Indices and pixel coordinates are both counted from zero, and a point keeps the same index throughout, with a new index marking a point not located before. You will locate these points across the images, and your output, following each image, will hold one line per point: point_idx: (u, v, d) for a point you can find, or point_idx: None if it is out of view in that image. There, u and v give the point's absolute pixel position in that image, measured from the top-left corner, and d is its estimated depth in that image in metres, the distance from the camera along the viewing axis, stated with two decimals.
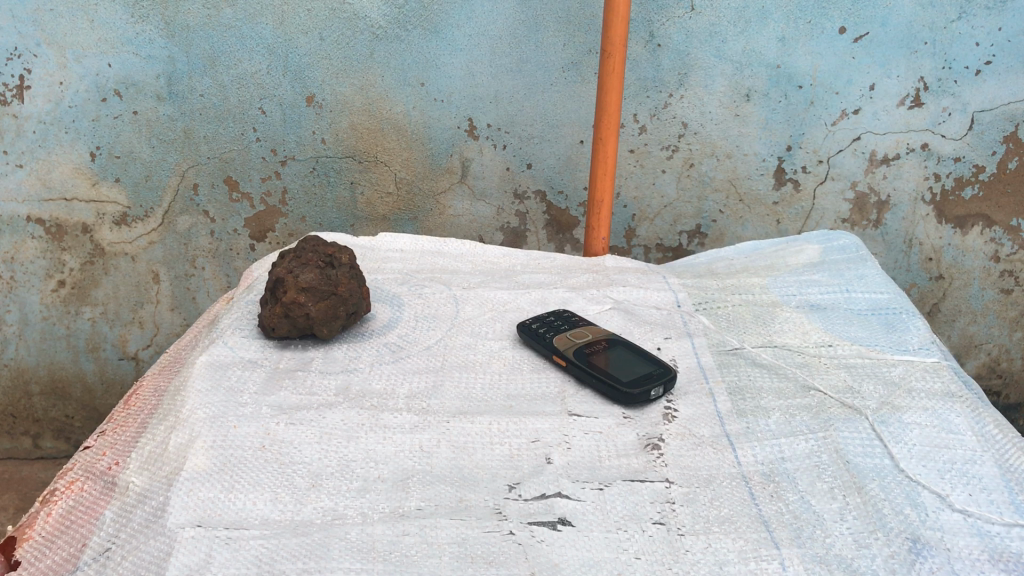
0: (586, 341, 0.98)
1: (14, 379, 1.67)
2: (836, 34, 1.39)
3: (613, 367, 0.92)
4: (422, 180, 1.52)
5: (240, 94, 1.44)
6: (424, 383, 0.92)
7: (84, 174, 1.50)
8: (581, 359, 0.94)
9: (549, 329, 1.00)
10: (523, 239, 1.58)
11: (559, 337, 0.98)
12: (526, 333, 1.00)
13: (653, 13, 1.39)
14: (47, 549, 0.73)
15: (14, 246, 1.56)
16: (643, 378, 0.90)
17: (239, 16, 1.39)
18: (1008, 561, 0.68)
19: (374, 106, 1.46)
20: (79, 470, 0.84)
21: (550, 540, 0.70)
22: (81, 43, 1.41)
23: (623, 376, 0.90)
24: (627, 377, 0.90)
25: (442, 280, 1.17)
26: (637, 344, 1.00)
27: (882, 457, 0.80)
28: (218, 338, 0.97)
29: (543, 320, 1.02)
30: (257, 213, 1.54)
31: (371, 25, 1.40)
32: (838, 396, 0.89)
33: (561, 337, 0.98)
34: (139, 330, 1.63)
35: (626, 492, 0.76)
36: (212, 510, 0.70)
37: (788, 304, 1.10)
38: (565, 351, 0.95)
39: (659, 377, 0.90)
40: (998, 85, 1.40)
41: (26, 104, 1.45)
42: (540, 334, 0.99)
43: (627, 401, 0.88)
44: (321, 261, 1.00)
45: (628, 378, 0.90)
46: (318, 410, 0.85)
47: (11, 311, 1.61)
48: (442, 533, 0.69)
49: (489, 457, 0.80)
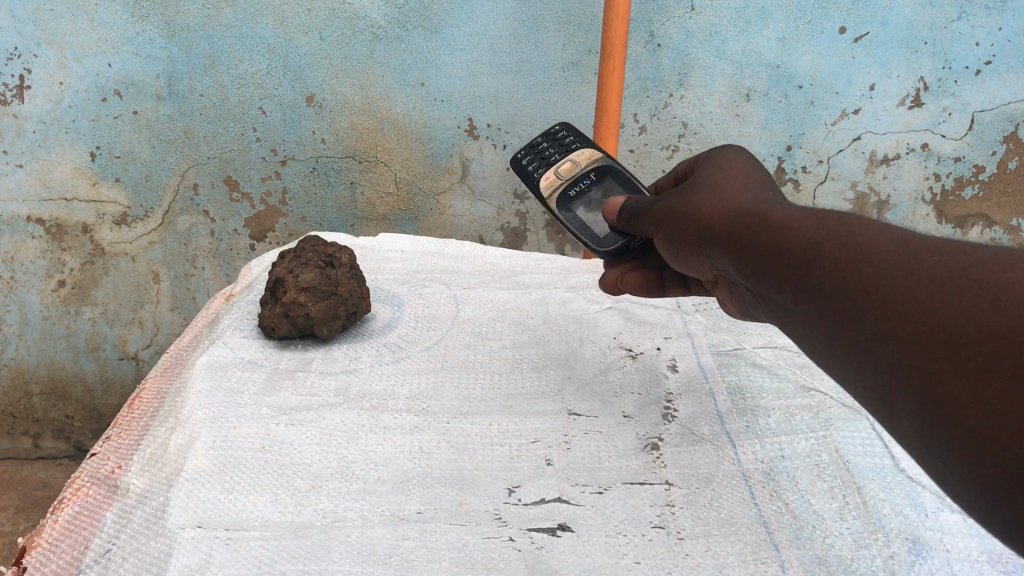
0: (573, 176, 0.96)
1: (14, 379, 1.67)
2: (836, 34, 1.38)
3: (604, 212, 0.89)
4: (422, 180, 1.53)
5: (240, 94, 1.44)
6: (424, 383, 0.92)
7: (84, 174, 1.49)
8: (565, 209, 0.94)
9: (537, 163, 0.99)
10: (523, 238, 1.61)
11: (546, 175, 0.96)
12: (520, 163, 0.99)
13: (653, 12, 1.38)
14: (53, 552, 0.72)
15: (14, 246, 1.55)
16: (622, 243, 0.89)
17: (239, 16, 1.38)
18: (1007, 561, 0.68)
19: (374, 106, 1.46)
20: (85, 476, 0.83)
21: (550, 547, 0.69)
22: (81, 43, 1.39)
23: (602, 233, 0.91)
24: (605, 243, 0.90)
25: (442, 280, 1.17)
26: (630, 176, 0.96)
27: (883, 457, 0.80)
28: (219, 339, 0.97)
29: (533, 151, 1.00)
30: (257, 213, 1.55)
31: (371, 25, 1.39)
32: (838, 395, 0.89)
33: (548, 175, 0.96)
34: (139, 330, 1.64)
35: (625, 495, 0.76)
36: (212, 511, 0.70)
37: None
38: (549, 201, 0.95)
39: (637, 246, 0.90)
40: (998, 85, 1.40)
41: (26, 105, 1.44)
42: (528, 172, 0.98)
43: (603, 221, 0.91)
44: (321, 261, 1.00)
45: (606, 245, 0.90)
46: (318, 410, 0.85)
47: (11, 311, 1.60)
48: (442, 537, 0.69)
49: (489, 458, 0.80)
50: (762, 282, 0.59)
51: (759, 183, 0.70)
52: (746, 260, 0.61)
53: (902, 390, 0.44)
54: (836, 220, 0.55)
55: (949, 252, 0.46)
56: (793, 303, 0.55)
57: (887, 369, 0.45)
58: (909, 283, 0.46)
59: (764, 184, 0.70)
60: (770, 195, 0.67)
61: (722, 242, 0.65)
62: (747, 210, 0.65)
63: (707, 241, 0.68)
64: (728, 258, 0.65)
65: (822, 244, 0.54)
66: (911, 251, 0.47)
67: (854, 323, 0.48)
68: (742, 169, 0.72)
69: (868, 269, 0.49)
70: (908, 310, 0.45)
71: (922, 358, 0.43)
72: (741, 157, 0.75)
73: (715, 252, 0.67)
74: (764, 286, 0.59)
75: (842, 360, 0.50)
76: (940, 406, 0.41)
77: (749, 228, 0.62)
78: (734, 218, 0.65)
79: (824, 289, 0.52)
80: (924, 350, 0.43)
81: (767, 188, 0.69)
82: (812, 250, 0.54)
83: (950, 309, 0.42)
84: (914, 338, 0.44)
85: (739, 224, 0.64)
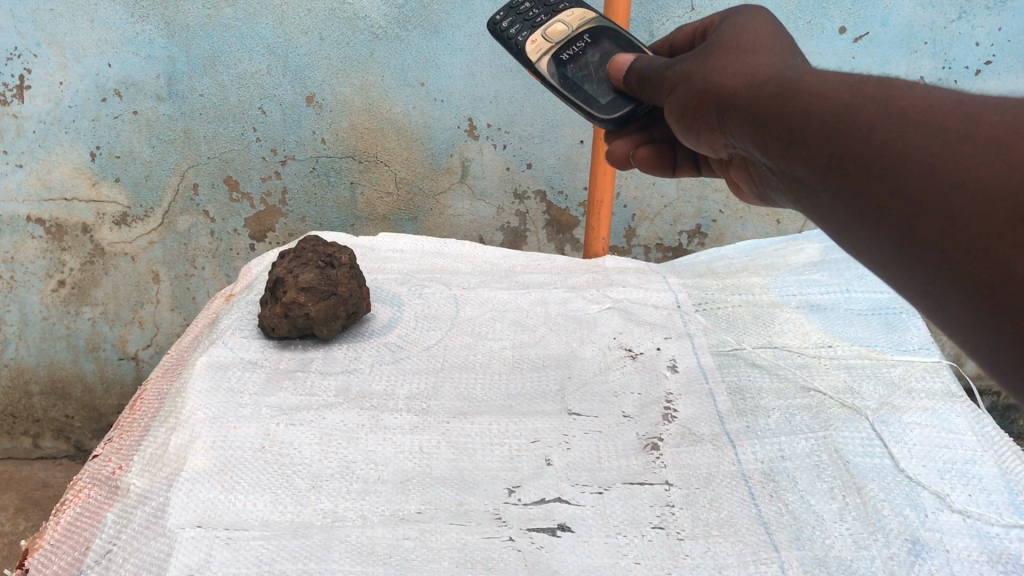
0: (561, 41, 0.91)
1: (14, 379, 1.67)
2: (836, 33, 1.38)
3: (611, 73, 0.86)
4: (422, 180, 1.54)
5: (240, 94, 1.44)
6: (425, 384, 0.92)
7: (84, 174, 1.49)
8: (557, 73, 0.89)
9: (520, 27, 0.93)
10: (523, 238, 1.61)
11: (532, 38, 0.91)
12: (499, 24, 0.94)
13: (653, 12, 1.38)
14: (54, 554, 0.72)
15: (14, 246, 1.55)
16: (629, 109, 0.85)
17: (239, 16, 1.38)
18: (1006, 562, 0.68)
19: (374, 106, 1.46)
20: (87, 478, 0.83)
21: (550, 547, 0.69)
22: (81, 43, 1.39)
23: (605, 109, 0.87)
24: (608, 111, 0.86)
25: (442, 280, 1.17)
26: (622, 30, 0.92)
27: (883, 457, 0.80)
28: (218, 338, 0.97)
29: (512, 12, 0.95)
30: (257, 213, 1.55)
31: (371, 25, 1.39)
32: (838, 396, 0.89)
33: (534, 38, 0.91)
34: (139, 330, 1.64)
35: (625, 496, 0.76)
36: (212, 511, 0.70)
37: (788, 304, 1.10)
38: (539, 64, 0.90)
39: (644, 112, 0.86)
40: (998, 85, 1.41)
41: (26, 104, 1.43)
42: (508, 32, 0.92)
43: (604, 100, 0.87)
44: (321, 261, 0.99)
45: (610, 113, 0.86)
46: (318, 410, 0.85)
47: (11, 311, 1.60)
48: (442, 538, 0.69)
49: (489, 458, 0.80)
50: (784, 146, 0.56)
51: (786, 49, 0.65)
52: (770, 133, 0.58)
53: (932, 263, 0.43)
54: (880, 83, 0.51)
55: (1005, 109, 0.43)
56: (817, 172, 0.52)
57: (918, 237, 0.44)
58: (959, 146, 0.42)
59: (790, 50, 0.65)
60: (799, 60, 0.62)
61: (744, 117, 0.61)
62: (775, 77, 0.60)
63: (728, 114, 0.63)
64: (750, 132, 0.61)
65: (860, 107, 0.50)
66: (967, 110, 0.44)
67: (886, 190, 0.46)
68: (766, 34, 0.67)
69: (914, 130, 0.45)
70: (956, 171, 0.42)
71: (963, 224, 0.41)
72: (764, 20, 0.69)
73: (735, 127, 0.63)
74: (789, 161, 0.56)
75: (865, 226, 0.48)
76: (977, 276, 0.40)
77: (776, 96, 0.58)
78: (759, 88, 0.60)
79: (858, 150, 0.48)
80: (958, 209, 0.41)
81: (793, 54, 0.64)
82: (843, 111, 0.51)
83: (1000, 168, 0.40)
84: (955, 204, 0.41)
85: (765, 93, 0.59)
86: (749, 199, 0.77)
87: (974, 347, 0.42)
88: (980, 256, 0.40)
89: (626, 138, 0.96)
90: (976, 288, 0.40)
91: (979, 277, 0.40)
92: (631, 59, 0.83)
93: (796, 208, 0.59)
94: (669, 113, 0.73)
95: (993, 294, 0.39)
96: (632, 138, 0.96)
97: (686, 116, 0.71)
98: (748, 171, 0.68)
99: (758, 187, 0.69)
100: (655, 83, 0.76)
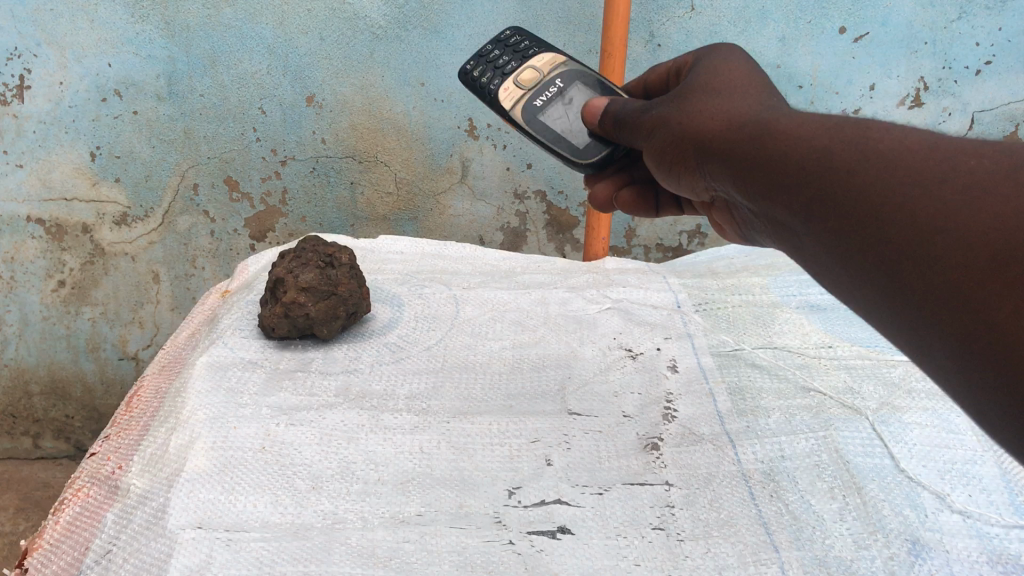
0: (533, 86, 0.91)
1: (14, 379, 1.67)
2: (836, 33, 1.38)
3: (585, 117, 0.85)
4: (422, 180, 1.54)
5: (240, 94, 1.44)
6: (425, 384, 0.92)
7: (84, 174, 1.49)
8: (533, 119, 0.90)
9: (492, 75, 0.94)
10: (522, 238, 1.61)
11: (505, 86, 0.92)
12: (471, 74, 0.94)
13: (653, 12, 1.38)
14: (54, 554, 0.72)
15: (14, 246, 1.55)
16: (607, 153, 0.85)
17: (239, 16, 1.38)
18: (1006, 563, 0.68)
19: (374, 106, 1.46)
20: (85, 477, 0.83)
21: (550, 549, 0.69)
22: (81, 43, 1.39)
23: (583, 152, 0.87)
24: (586, 155, 0.86)
25: (442, 280, 1.17)
26: (594, 74, 0.93)
27: (883, 457, 0.80)
28: (218, 338, 0.97)
29: (483, 60, 0.95)
30: (257, 213, 1.55)
31: (371, 25, 1.39)
32: (838, 396, 0.89)
33: (507, 86, 0.92)
34: (139, 330, 1.64)
35: (625, 496, 0.76)
36: (212, 512, 0.70)
37: (788, 304, 1.10)
38: (514, 111, 0.90)
39: (622, 154, 0.86)
40: (998, 85, 1.41)
41: (26, 104, 1.43)
42: (481, 82, 0.93)
43: (582, 142, 0.87)
44: (321, 261, 0.99)
45: (589, 157, 0.86)
46: (318, 410, 0.85)
47: (11, 311, 1.60)
48: (442, 540, 0.69)
49: (489, 457, 0.81)
50: (762, 187, 0.56)
51: (762, 89, 0.64)
52: (748, 177, 0.57)
53: (915, 311, 0.43)
54: (857, 126, 0.51)
55: (983, 156, 0.43)
56: (799, 218, 0.52)
57: (900, 287, 0.43)
58: (937, 195, 0.43)
59: (766, 90, 0.64)
60: (776, 102, 0.62)
61: (721, 159, 0.61)
62: (751, 119, 0.59)
63: (705, 156, 0.63)
64: (728, 176, 0.60)
65: (838, 152, 0.50)
66: (942, 159, 0.44)
67: (867, 239, 0.46)
68: (741, 73, 0.66)
69: (893, 176, 0.45)
70: (937, 217, 0.42)
71: (944, 273, 0.41)
72: (740, 59, 0.69)
73: (712, 170, 0.63)
74: (769, 205, 0.56)
75: (849, 275, 0.48)
76: (959, 323, 0.40)
77: (753, 138, 0.57)
78: (735, 130, 0.60)
79: (838, 196, 0.48)
80: (940, 255, 0.41)
81: (769, 94, 0.64)
82: (823, 154, 0.51)
83: (982, 215, 0.40)
84: (937, 251, 0.41)
85: (741, 136, 0.59)
86: (732, 238, 0.76)
87: (958, 397, 0.41)
88: (960, 305, 0.39)
89: (608, 180, 0.96)
90: (958, 337, 0.40)
91: (961, 326, 0.40)
92: (605, 101, 0.82)
93: (780, 250, 0.59)
94: (646, 152, 0.72)
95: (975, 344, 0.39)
96: (612, 181, 0.96)
97: (660, 154, 0.69)
98: (730, 212, 0.68)
99: (741, 227, 0.68)
100: (629, 126, 0.74)
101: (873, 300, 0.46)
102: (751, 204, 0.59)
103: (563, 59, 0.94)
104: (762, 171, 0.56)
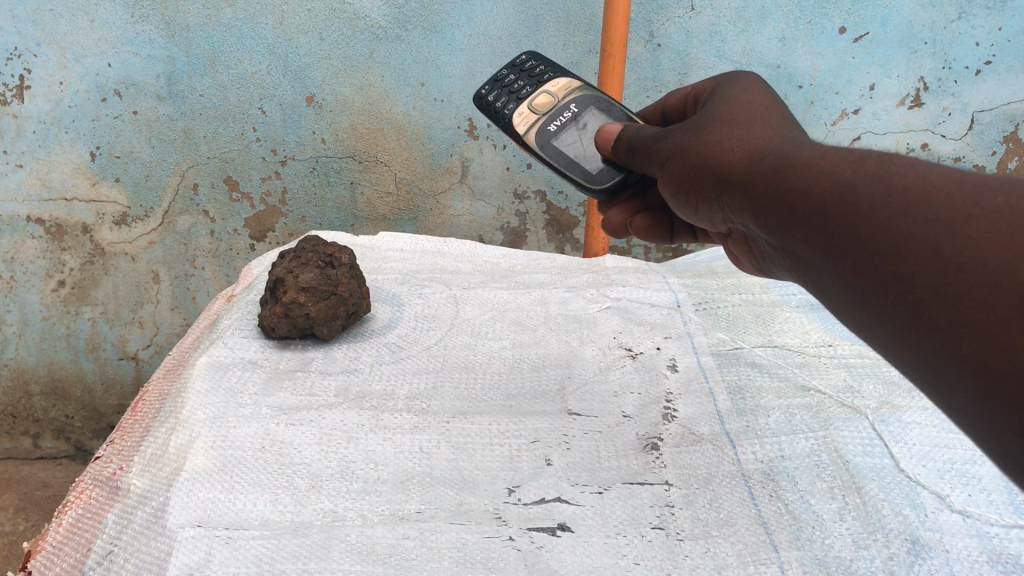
0: (547, 110, 0.92)
1: (14, 379, 1.67)
2: (836, 34, 1.38)
3: (597, 142, 0.84)
4: (422, 180, 1.54)
5: (240, 94, 1.43)
6: (425, 384, 0.92)
7: (84, 174, 1.49)
8: (546, 143, 0.90)
9: (506, 99, 0.94)
10: (522, 238, 1.61)
11: (518, 110, 0.92)
12: (486, 97, 0.95)
13: (653, 12, 1.38)
14: (56, 556, 0.72)
15: (14, 246, 1.55)
16: (620, 178, 0.84)
17: (239, 16, 1.38)
18: (1007, 562, 0.68)
19: (374, 106, 1.46)
20: (88, 479, 0.83)
21: (550, 546, 0.69)
22: (81, 43, 1.39)
23: (597, 178, 0.86)
24: (599, 180, 0.86)
25: (442, 280, 1.17)
26: (609, 98, 0.93)
27: (883, 457, 0.80)
28: (218, 338, 0.97)
29: (497, 84, 0.96)
30: (257, 213, 1.55)
31: (371, 25, 1.40)
32: (838, 395, 0.89)
33: (520, 111, 0.92)
34: (139, 330, 1.64)
35: (625, 496, 0.76)
36: (212, 511, 0.70)
37: (788, 304, 1.10)
38: (527, 136, 0.90)
39: (636, 180, 0.85)
40: (998, 85, 1.41)
41: (26, 105, 1.43)
42: (495, 105, 0.94)
43: (594, 168, 0.86)
44: (321, 261, 1.00)
45: (602, 182, 0.85)
46: (318, 410, 0.85)
47: (11, 311, 1.60)
48: (442, 537, 0.69)
49: (489, 457, 0.81)
50: (781, 220, 0.56)
51: (781, 117, 0.64)
52: (767, 209, 0.57)
53: (939, 351, 0.43)
54: (879, 158, 0.50)
55: (1010, 190, 0.42)
56: (817, 252, 0.52)
57: (922, 324, 0.44)
58: (965, 232, 0.42)
59: (786, 119, 0.64)
60: (796, 132, 0.61)
61: (740, 191, 0.61)
62: (771, 149, 0.59)
63: (723, 186, 0.62)
64: (747, 206, 0.60)
65: (860, 185, 0.49)
66: (968, 194, 0.44)
67: (891, 275, 0.46)
68: (760, 101, 0.66)
69: (915, 211, 0.45)
70: (962, 254, 0.42)
71: (973, 310, 0.41)
72: (759, 87, 0.68)
73: (729, 200, 0.63)
74: (788, 237, 0.56)
75: (869, 311, 0.48)
76: (982, 362, 0.40)
77: (773, 168, 0.57)
78: (757, 160, 0.59)
79: (860, 232, 0.48)
80: (965, 293, 0.41)
81: (789, 123, 0.63)
82: (842, 188, 0.50)
83: (1006, 254, 0.40)
84: (962, 290, 0.41)
85: (763, 165, 0.58)
86: (749, 268, 0.76)
87: (985, 439, 0.41)
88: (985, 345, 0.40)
89: (621, 206, 0.96)
90: (985, 378, 0.40)
91: (986, 367, 0.40)
92: (620, 126, 0.81)
93: (797, 283, 0.58)
94: (660, 178, 0.71)
95: (1003, 385, 0.39)
96: (626, 207, 0.96)
97: (674, 183, 0.69)
98: (747, 242, 0.68)
99: (756, 257, 0.68)
100: (644, 153, 0.74)
101: (895, 336, 0.46)
102: (768, 235, 0.59)
103: (578, 84, 0.95)
104: (780, 204, 0.56)
